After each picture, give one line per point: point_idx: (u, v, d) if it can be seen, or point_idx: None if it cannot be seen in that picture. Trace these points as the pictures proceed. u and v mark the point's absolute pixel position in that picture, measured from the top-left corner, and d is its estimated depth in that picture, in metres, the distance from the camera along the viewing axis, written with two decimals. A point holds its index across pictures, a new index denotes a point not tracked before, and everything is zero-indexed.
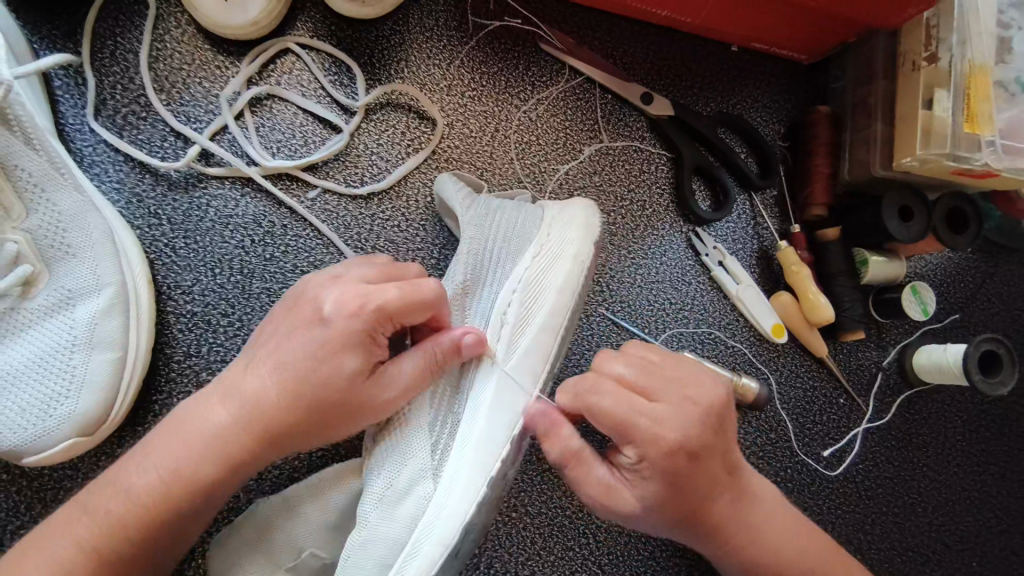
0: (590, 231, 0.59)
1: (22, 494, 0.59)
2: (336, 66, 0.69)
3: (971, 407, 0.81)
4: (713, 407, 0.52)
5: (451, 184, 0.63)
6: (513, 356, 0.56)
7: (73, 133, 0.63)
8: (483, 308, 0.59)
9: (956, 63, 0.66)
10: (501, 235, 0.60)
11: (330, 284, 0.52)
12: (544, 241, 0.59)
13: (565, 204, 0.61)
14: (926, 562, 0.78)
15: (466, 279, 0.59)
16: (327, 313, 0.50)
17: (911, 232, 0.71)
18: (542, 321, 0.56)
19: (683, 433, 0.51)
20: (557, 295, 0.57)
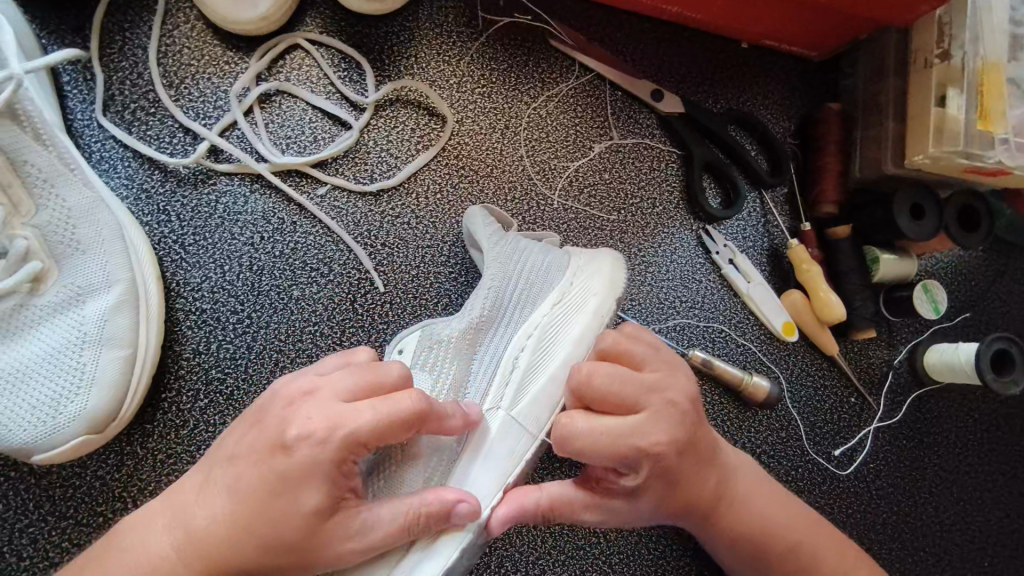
0: (615, 286, 0.60)
1: (31, 492, 0.58)
2: (345, 63, 0.69)
3: (982, 406, 0.81)
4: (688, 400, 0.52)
5: (482, 220, 0.62)
6: (520, 402, 0.56)
7: (81, 129, 0.63)
8: (493, 351, 0.58)
9: (969, 61, 0.66)
10: (523, 279, 0.60)
11: (305, 401, 0.46)
12: (567, 290, 0.60)
13: (589, 256, 0.62)
14: (936, 562, 0.77)
15: (483, 319, 0.58)
16: (299, 438, 0.45)
17: (922, 230, 0.71)
18: (555, 371, 0.57)
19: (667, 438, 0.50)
20: (573, 347, 0.58)
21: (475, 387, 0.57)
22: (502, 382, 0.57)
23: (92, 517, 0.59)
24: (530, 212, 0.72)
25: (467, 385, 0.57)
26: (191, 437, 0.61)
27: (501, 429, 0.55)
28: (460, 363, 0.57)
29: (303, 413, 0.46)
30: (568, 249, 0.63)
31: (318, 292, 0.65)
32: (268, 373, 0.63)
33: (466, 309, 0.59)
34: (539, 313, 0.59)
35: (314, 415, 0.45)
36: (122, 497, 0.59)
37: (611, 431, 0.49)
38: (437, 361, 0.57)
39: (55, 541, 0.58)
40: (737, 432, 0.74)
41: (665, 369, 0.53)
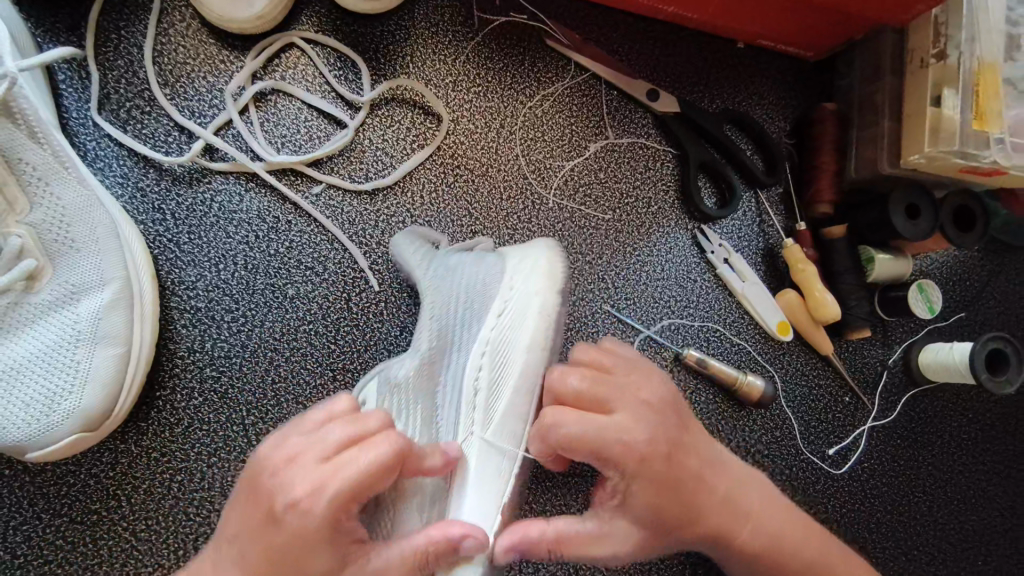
0: (555, 278, 0.57)
1: (25, 490, 0.58)
2: (341, 62, 0.69)
3: (976, 406, 0.81)
4: (664, 401, 0.53)
5: (411, 241, 0.65)
6: (489, 424, 0.52)
7: (76, 127, 0.63)
8: (454, 377, 0.55)
9: (965, 61, 0.66)
10: (461, 298, 0.58)
11: (291, 465, 0.44)
12: (508, 296, 0.56)
13: (524, 252, 0.59)
14: (930, 561, 0.77)
15: (434, 351, 0.57)
16: (295, 504, 0.42)
17: (917, 230, 0.71)
18: (516, 382, 0.54)
19: (650, 436, 0.50)
20: (526, 351, 0.54)
21: (446, 419, 0.54)
22: (471, 409, 0.53)
23: (86, 515, 0.59)
24: (526, 211, 0.72)
25: (436, 419, 0.55)
26: (185, 436, 0.61)
27: (480, 455, 0.51)
28: (424, 400, 0.55)
29: (292, 480, 0.43)
30: (502, 250, 0.61)
31: (312, 291, 0.65)
32: (262, 372, 0.63)
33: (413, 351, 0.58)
34: (487, 326, 0.56)
35: (305, 478, 0.43)
36: (116, 495, 0.59)
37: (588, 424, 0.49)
38: (401, 405, 0.55)
39: (49, 539, 0.58)
40: (731, 431, 0.74)
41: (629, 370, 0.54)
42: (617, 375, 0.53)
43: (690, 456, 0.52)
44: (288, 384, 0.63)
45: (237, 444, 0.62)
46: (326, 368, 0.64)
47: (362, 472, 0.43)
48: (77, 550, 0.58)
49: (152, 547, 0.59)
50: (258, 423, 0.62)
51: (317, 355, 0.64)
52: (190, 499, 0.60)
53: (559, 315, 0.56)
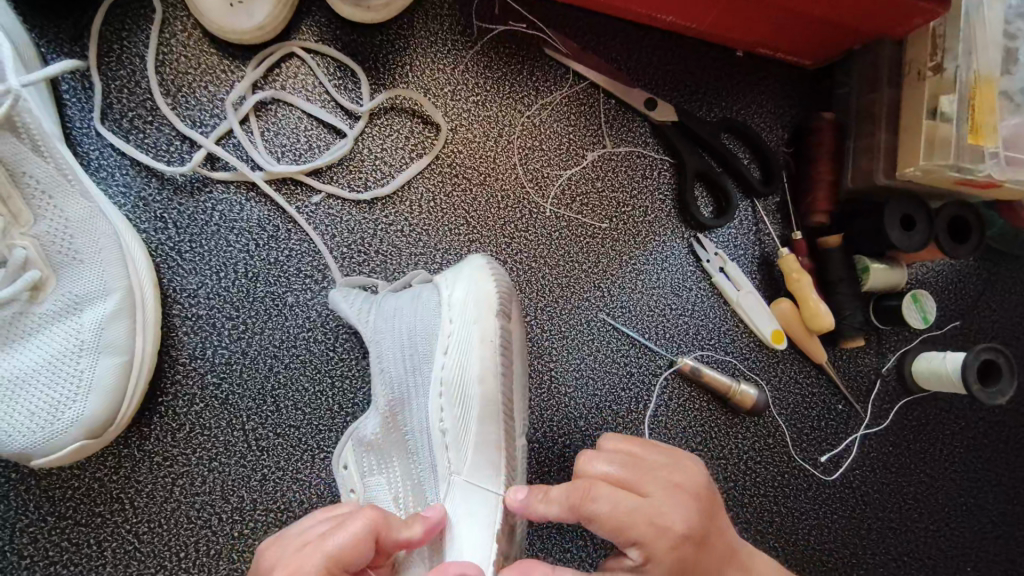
0: (490, 303, 0.56)
1: (31, 494, 0.60)
2: (340, 71, 0.69)
3: (969, 414, 0.82)
4: (700, 490, 0.52)
5: (344, 298, 0.61)
6: (465, 461, 0.56)
7: (80, 137, 0.63)
8: (421, 421, 0.58)
9: (961, 74, 0.66)
10: (407, 341, 0.58)
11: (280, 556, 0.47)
12: (448, 332, 0.57)
13: (456, 276, 0.59)
14: (919, 567, 0.79)
15: (393, 402, 0.58)
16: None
17: (911, 243, 0.71)
18: (478, 417, 0.55)
19: (683, 521, 0.49)
20: (480, 385, 0.55)
21: (425, 460, 0.58)
22: (445, 450, 0.56)
23: (91, 517, 0.60)
24: (523, 219, 0.73)
25: (416, 461, 0.58)
26: (187, 441, 0.62)
27: (463, 494, 0.55)
28: (398, 450, 0.59)
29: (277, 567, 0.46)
30: (437, 278, 0.60)
31: (311, 299, 0.66)
32: (262, 378, 0.64)
33: (373, 404, 0.59)
34: (436, 365, 0.57)
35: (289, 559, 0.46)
36: (120, 498, 0.61)
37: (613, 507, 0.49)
38: (380, 461, 0.59)
39: (55, 540, 0.60)
40: (723, 438, 0.75)
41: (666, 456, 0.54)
42: (651, 458, 0.53)
43: (719, 546, 0.51)
44: (288, 390, 0.65)
45: (238, 449, 0.63)
46: (325, 375, 0.66)
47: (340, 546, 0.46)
48: (82, 551, 0.60)
49: (156, 548, 0.61)
50: (258, 428, 0.64)
51: (316, 362, 0.66)
52: (193, 502, 0.62)
53: (502, 339, 0.56)
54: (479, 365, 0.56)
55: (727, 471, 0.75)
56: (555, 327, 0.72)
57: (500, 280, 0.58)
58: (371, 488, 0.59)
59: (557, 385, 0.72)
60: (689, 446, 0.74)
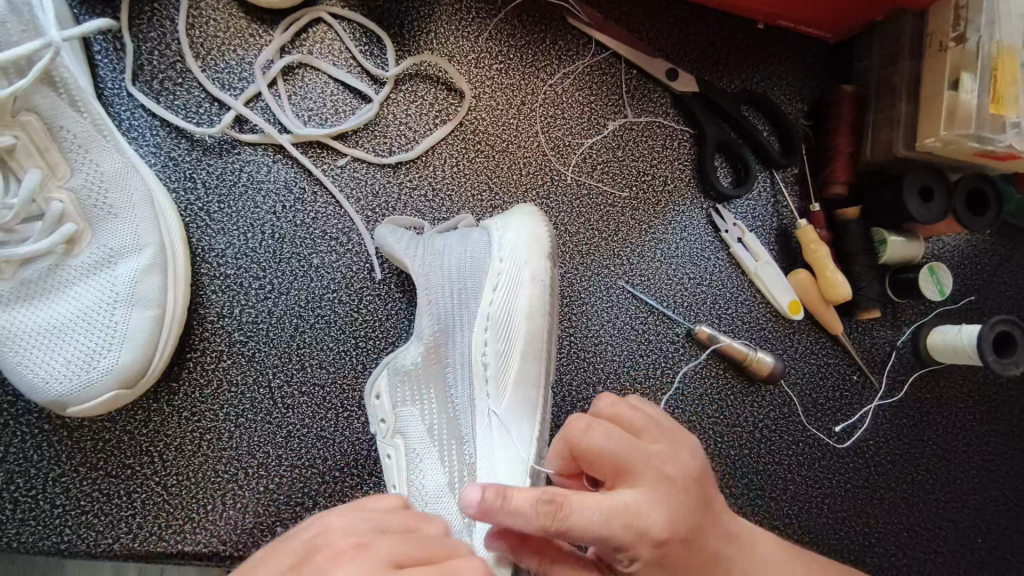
0: (542, 243, 0.60)
1: (63, 445, 0.61)
2: (366, 37, 0.70)
3: (983, 388, 0.82)
4: (692, 482, 0.48)
5: (391, 234, 0.61)
6: (507, 389, 0.58)
7: (112, 97, 0.65)
8: (463, 355, 0.60)
9: (984, 45, 0.67)
10: (456, 276, 0.60)
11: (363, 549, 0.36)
12: (498, 270, 0.60)
13: (508, 221, 0.62)
14: (931, 537, 0.79)
15: (438, 334, 0.60)
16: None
17: (929, 214, 0.71)
18: (524, 352, 0.58)
19: (665, 524, 0.45)
20: (527, 321, 0.59)
21: (462, 394, 0.59)
22: (485, 383, 0.59)
23: (121, 469, 0.62)
24: (545, 187, 0.74)
25: (453, 395, 0.59)
26: (215, 396, 0.64)
27: (505, 420, 0.57)
28: (437, 383, 0.59)
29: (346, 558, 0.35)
30: (485, 223, 0.63)
31: (336, 260, 0.67)
32: (287, 337, 0.66)
33: (415, 336, 0.60)
34: (484, 302, 0.60)
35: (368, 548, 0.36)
36: (149, 451, 0.62)
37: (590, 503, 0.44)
38: (416, 391, 0.59)
39: (87, 491, 0.61)
40: (739, 406, 0.76)
41: (665, 443, 0.48)
42: (643, 441, 0.48)
43: (707, 536, 0.48)
44: (312, 349, 0.66)
45: (264, 405, 0.64)
46: (350, 335, 0.67)
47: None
48: (113, 501, 0.61)
49: (183, 500, 0.62)
50: (284, 386, 0.65)
51: (341, 322, 0.67)
52: (220, 457, 0.63)
53: (551, 278, 0.60)
54: (528, 303, 0.59)
55: (742, 439, 0.76)
56: (575, 293, 0.73)
57: (547, 227, 0.62)
58: (404, 418, 0.59)
59: (577, 350, 0.73)
60: (706, 413, 0.75)
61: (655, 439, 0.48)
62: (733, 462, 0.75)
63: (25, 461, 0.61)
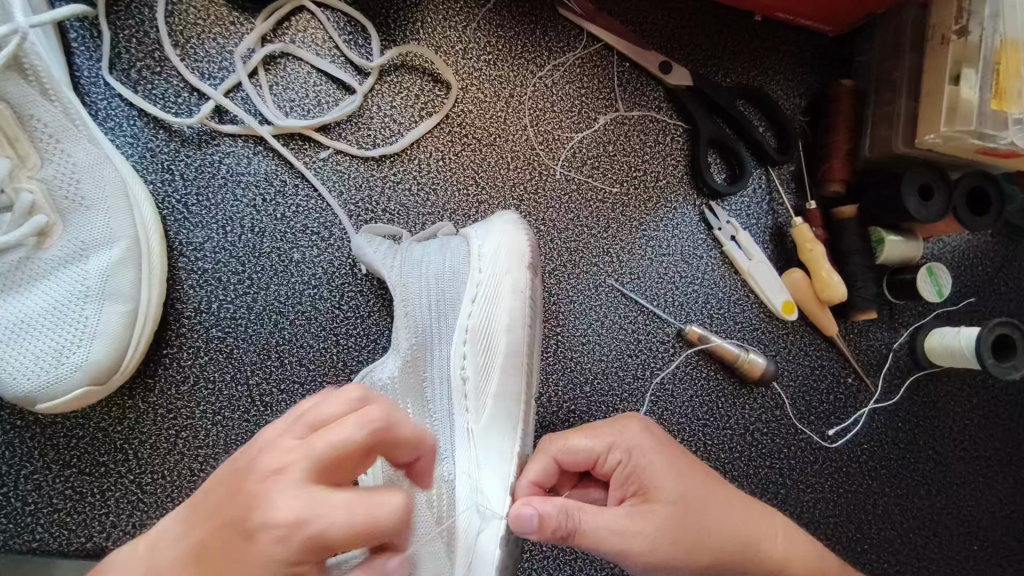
0: (521, 253, 0.58)
1: (36, 441, 0.60)
2: (351, 26, 0.69)
3: (981, 391, 0.80)
4: (644, 428, 0.56)
5: (367, 243, 0.59)
6: (486, 410, 0.56)
7: (87, 86, 0.63)
8: (442, 367, 0.58)
9: (988, 38, 0.64)
10: (435, 288, 0.58)
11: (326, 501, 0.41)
12: (478, 282, 0.58)
13: (488, 229, 0.60)
14: (926, 544, 0.78)
15: (416, 349, 0.57)
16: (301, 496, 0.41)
17: (929, 212, 0.69)
18: (505, 367, 0.57)
19: (642, 448, 0.54)
20: (507, 335, 0.57)
21: (439, 408, 0.57)
22: (465, 398, 0.57)
23: (95, 466, 0.61)
24: (533, 182, 0.72)
25: (430, 409, 0.57)
26: (191, 393, 0.62)
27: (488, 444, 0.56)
28: (413, 397, 0.57)
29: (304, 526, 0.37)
30: (465, 230, 0.61)
31: (318, 255, 0.66)
32: (267, 334, 0.64)
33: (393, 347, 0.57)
34: (463, 314, 0.58)
35: (279, 459, 0.37)
36: (124, 448, 0.61)
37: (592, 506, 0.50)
38: None
39: (60, 488, 0.60)
40: (730, 409, 0.74)
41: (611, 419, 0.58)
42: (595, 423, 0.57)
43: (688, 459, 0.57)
44: (292, 346, 0.64)
45: (241, 403, 0.63)
46: (330, 332, 0.65)
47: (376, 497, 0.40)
48: (86, 499, 0.60)
49: (158, 499, 0.61)
50: (263, 383, 0.64)
51: (322, 319, 0.65)
52: (196, 455, 0.62)
53: (533, 291, 0.58)
54: (508, 316, 0.57)
55: (733, 441, 0.74)
56: (563, 292, 0.71)
57: (527, 235, 0.60)
58: None
59: (564, 350, 0.71)
60: (695, 415, 0.73)
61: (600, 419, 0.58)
62: (724, 465, 0.73)
63: None
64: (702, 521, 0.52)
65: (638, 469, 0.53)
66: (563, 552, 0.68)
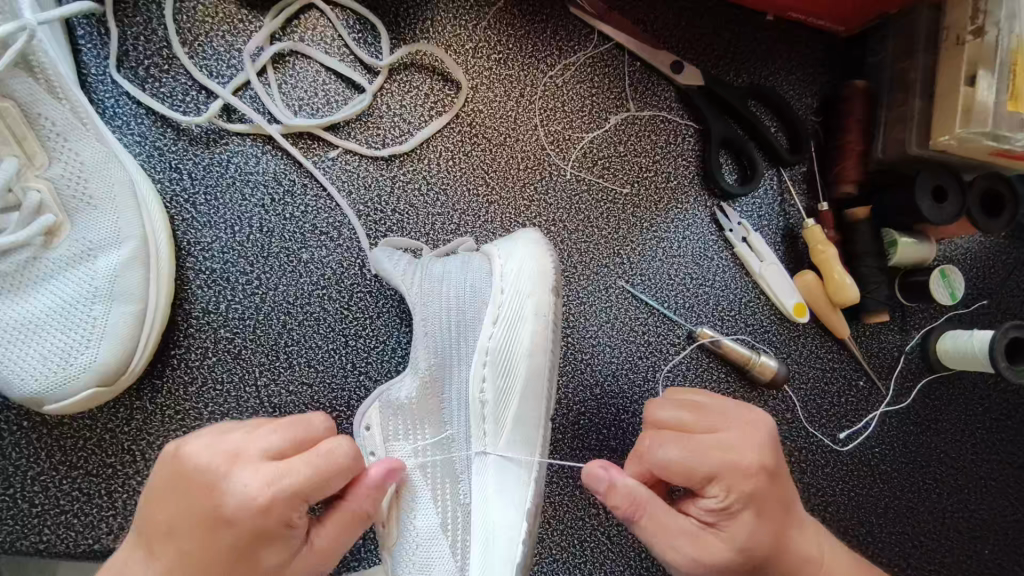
0: (546, 275, 0.57)
1: (42, 442, 0.59)
2: (360, 24, 0.68)
3: (992, 395, 0.80)
4: (758, 464, 0.50)
5: (388, 258, 0.59)
6: (505, 433, 0.56)
7: (95, 84, 0.62)
8: (460, 388, 0.57)
9: (1004, 40, 0.64)
10: (455, 308, 0.57)
11: (233, 466, 0.44)
12: (501, 304, 0.57)
13: (510, 248, 0.59)
14: (936, 548, 0.77)
15: (434, 368, 0.57)
16: (239, 505, 0.43)
17: (944, 214, 0.68)
18: (524, 392, 0.56)
19: (744, 494, 0.49)
20: (529, 360, 0.56)
21: (457, 430, 0.57)
22: (483, 421, 0.56)
23: (102, 468, 0.60)
24: (543, 181, 0.71)
25: (447, 430, 0.57)
26: (199, 395, 0.62)
27: (499, 471, 0.56)
28: (430, 418, 0.57)
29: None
30: (486, 248, 0.60)
31: (327, 256, 0.65)
32: (275, 335, 0.64)
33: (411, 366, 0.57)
34: (483, 336, 0.57)
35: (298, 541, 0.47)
36: (132, 450, 0.60)
37: (669, 507, 0.50)
38: (407, 426, 0.56)
39: (66, 490, 0.59)
40: None
41: (745, 436, 0.51)
42: (726, 435, 0.51)
43: (787, 505, 0.52)
44: (301, 348, 0.64)
45: (250, 405, 0.62)
46: (339, 333, 0.65)
47: (302, 484, 0.44)
48: (93, 501, 0.60)
49: None
50: (271, 384, 0.63)
51: (330, 320, 0.65)
52: None
53: (556, 315, 0.57)
54: (531, 340, 0.56)
55: None
56: (572, 293, 0.71)
57: (551, 254, 0.58)
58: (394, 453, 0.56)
59: (574, 352, 0.70)
60: None
61: (739, 430, 0.51)
62: None
63: (4, 458, 0.59)
64: (759, 563, 0.51)
65: (728, 510, 0.49)
66: (572, 555, 0.67)
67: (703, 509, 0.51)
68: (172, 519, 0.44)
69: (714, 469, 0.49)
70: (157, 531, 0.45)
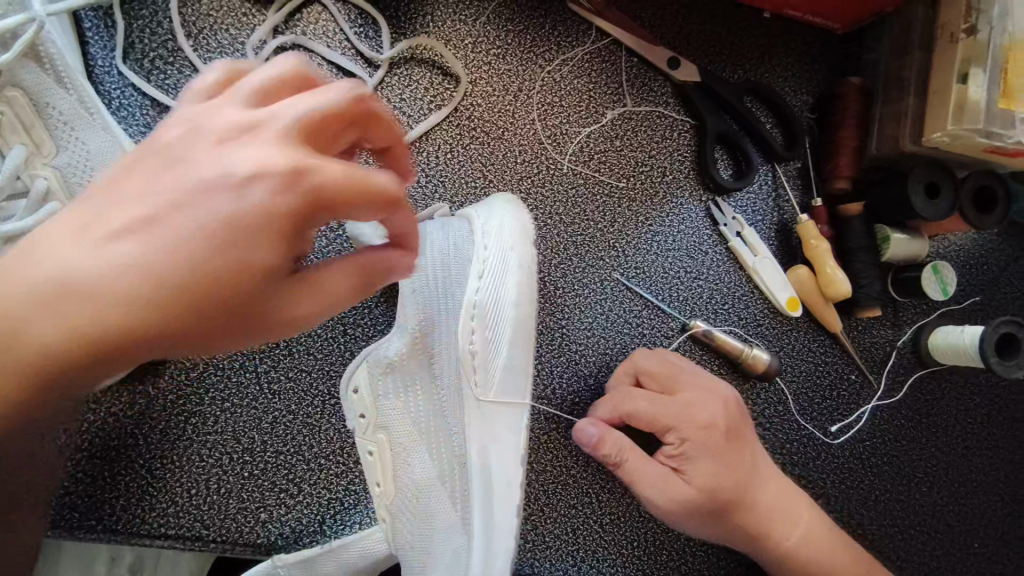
0: (527, 231, 0.59)
1: None
2: (361, 19, 0.69)
3: (983, 390, 0.81)
4: (713, 417, 0.62)
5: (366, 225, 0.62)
6: (495, 380, 0.58)
7: (101, 75, 0.64)
8: (449, 344, 0.59)
9: (995, 36, 0.65)
10: (441, 265, 0.59)
11: (228, 140, 0.37)
12: (484, 257, 0.58)
13: (489, 208, 0.61)
14: (926, 541, 0.78)
15: (422, 323, 0.59)
16: (230, 191, 0.36)
17: (935, 210, 0.69)
18: (513, 339, 0.58)
19: (700, 443, 0.62)
20: (515, 308, 0.58)
21: (445, 384, 0.59)
22: (473, 369, 0.58)
23: (105, 450, 0.61)
24: (540, 176, 0.72)
25: (435, 385, 0.60)
26: (200, 378, 0.63)
27: (489, 416, 0.58)
28: (416, 373, 0.60)
29: (287, 308, 0.40)
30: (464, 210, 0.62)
31: (326, 245, 0.66)
32: None
33: (400, 322, 0.60)
34: (469, 289, 0.58)
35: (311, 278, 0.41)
36: (134, 433, 0.62)
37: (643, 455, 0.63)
38: (398, 383, 0.60)
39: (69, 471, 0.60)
40: None
41: (705, 397, 0.64)
42: (688, 394, 0.64)
43: (746, 461, 0.63)
44: (300, 335, 0.65)
45: (250, 391, 0.64)
46: (338, 321, 0.66)
47: (322, 187, 0.36)
48: (96, 483, 0.60)
49: (167, 483, 0.62)
50: (270, 370, 0.64)
51: None
52: (205, 441, 0.63)
53: (535, 264, 0.59)
54: (515, 289, 0.58)
55: None
56: (567, 286, 0.72)
57: (525, 210, 0.61)
58: (385, 410, 0.59)
59: (569, 343, 0.71)
60: None
61: (700, 391, 0.64)
62: None
63: None
64: (718, 507, 0.62)
65: (689, 455, 0.62)
66: (566, 542, 0.69)
67: (665, 455, 0.63)
68: (148, 193, 0.36)
69: (675, 419, 0.62)
70: (139, 252, 0.36)
